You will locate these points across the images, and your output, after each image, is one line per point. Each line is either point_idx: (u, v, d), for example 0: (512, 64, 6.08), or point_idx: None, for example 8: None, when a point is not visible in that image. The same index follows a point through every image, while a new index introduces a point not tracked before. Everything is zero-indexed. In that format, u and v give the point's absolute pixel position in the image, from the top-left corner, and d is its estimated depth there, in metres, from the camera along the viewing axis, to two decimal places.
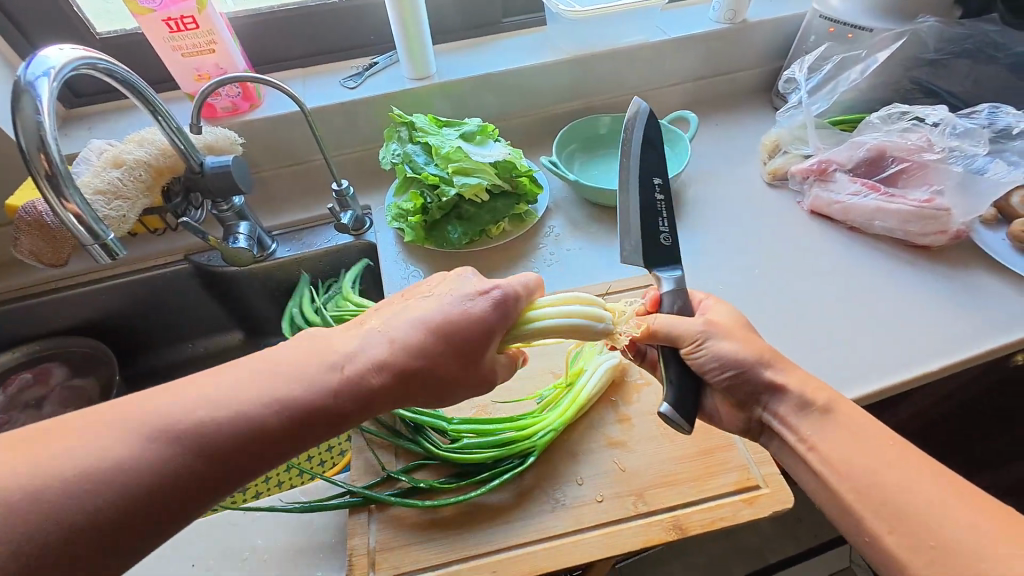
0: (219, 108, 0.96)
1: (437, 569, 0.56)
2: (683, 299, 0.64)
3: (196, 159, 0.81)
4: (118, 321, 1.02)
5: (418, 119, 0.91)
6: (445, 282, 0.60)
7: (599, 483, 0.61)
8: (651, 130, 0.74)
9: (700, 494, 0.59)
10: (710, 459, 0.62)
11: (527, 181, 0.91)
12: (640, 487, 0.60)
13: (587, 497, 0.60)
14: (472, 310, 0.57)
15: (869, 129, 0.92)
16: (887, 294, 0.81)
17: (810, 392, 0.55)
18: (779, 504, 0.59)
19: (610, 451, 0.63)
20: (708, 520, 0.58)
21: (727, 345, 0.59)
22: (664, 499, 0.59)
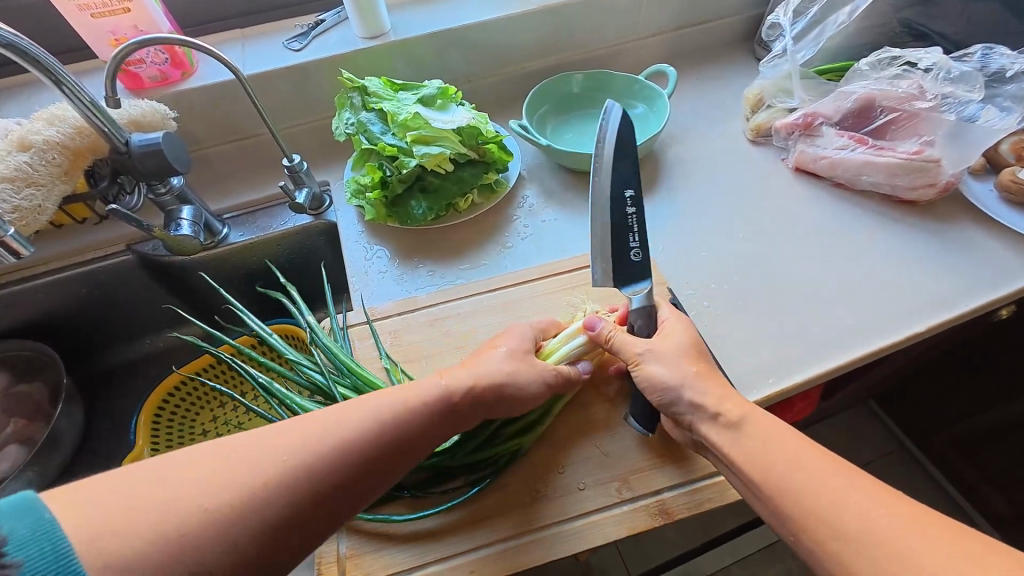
0: (146, 77, 0.86)
1: (415, 570, 0.53)
2: (646, 317, 0.63)
3: (121, 137, 0.72)
4: (62, 320, 0.94)
5: (371, 82, 0.82)
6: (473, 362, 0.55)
7: (582, 470, 0.58)
8: (625, 133, 0.68)
9: (686, 476, 0.57)
10: None
11: (496, 148, 0.84)
12: (624, 472, 0.57)
13: (569, 486, 0.57)
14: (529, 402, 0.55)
15: (857, 77, 0.87)
16: (875, 254, 0.78)
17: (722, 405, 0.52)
18: None
19: (591, 437, 0.60)
20: (693, 503, 0.56)
21: (688, 373, 0.55)
22: (647, 483, 0.56)
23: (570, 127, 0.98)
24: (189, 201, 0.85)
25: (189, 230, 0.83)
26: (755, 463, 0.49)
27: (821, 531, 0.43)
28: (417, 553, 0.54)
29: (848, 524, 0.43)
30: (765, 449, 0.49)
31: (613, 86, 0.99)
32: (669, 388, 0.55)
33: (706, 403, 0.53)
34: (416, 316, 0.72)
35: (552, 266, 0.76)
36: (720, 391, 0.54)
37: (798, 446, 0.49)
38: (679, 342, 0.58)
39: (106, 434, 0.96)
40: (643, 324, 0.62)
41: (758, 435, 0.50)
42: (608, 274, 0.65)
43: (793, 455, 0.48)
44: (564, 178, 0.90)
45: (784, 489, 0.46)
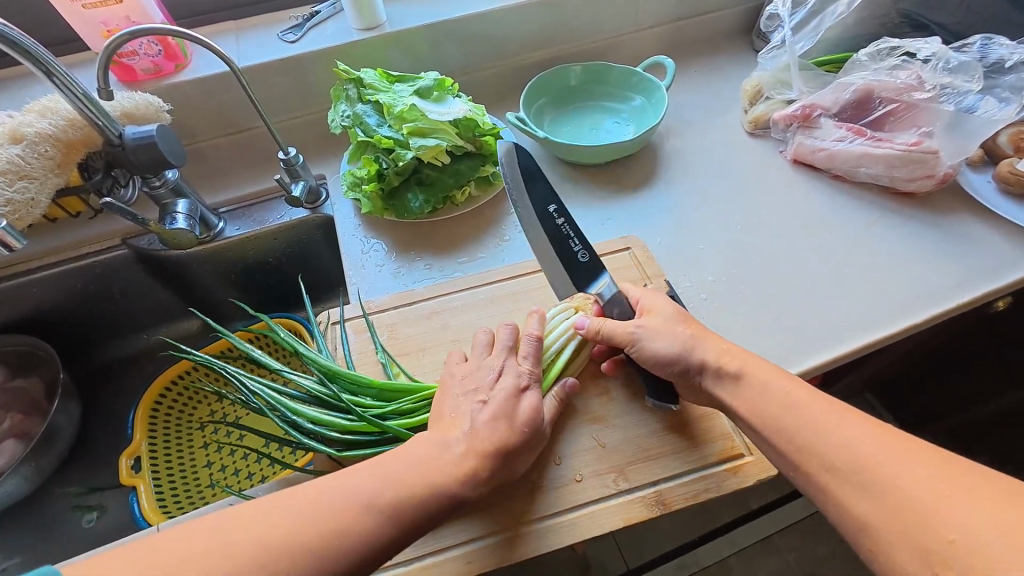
0: (139, 69, 0.85)
1: (412, 562, 0.53)
2: (620, 305, 0.65)
3: (115, 129, 0.71)
4: (59, 315, 0.94)
5: (366, 74, 0.81)
6: (484, 382, 0.55)
7: (578, 462, 0.58)
8: (527, 159, 0.71)
9: (683, 467, 0.57)
10: (694, 430, 0.59)
11: (493, 140, 0.83)
12: (621, 463, 0.57)
13: (566, 478, 0.57)
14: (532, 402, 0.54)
15: (856, 68, 0.87)
16: (872, 246, 0.78)
17: (722, 360, 0.54)
18: (763, 471, 0.57)
19: (588, 429, 0.60)
20: (690, 494, 0.56)
21: (686, 338, 0.56)
22: (645, 474, 0.57)
23: (567, 119, 0.98)
24: (184, 194, 0.84)
25: (184, 224, 0.82)
26: (770, 418, 0.50)
27: (821, 468, 0.46)
28: (417, 545, 0.54)
29: (866, 469, 0.44)
30: (782, 403, 0.50)
31: (610, 78, 0.99)
32: (675, 355, 0.56)
33: (712, 359, 0.55)
34: (412, 309, 0.72)
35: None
36: (721, 348, 0.55)
37: (808, 392, 0.50)
38: (665, 313, 0.60)
39: (104, 429, 0.96)
40: (620, 310, 0.64)
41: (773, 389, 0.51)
42: (570, 284, 0.68)
43: (810, 407, 0.49)
44: (562, 171, 0.90)
45: (790, 432, 0.49)
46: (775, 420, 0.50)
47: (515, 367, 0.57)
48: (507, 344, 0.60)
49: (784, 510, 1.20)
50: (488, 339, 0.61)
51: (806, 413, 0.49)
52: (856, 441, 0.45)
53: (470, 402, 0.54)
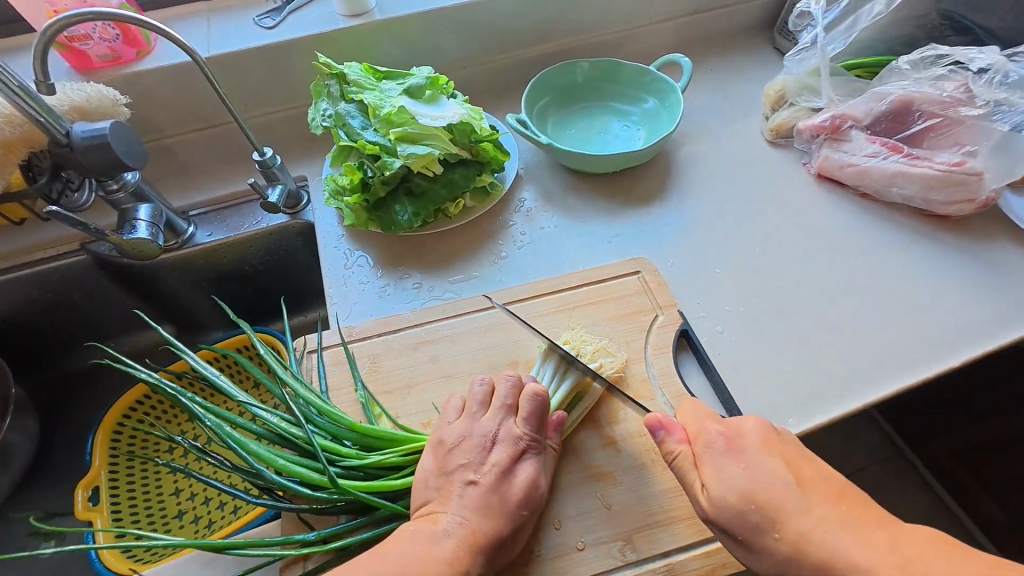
0: (94, 56, 0.76)
1: None
2: (700, 419, 0.49)
3: (61, 127, 0.63)
4: (13, 324, 0.85)
5: (351, 69, 0.72)
6: (476, 454, 0.50)
7: (581, 527, 0.51)
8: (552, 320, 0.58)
9: (698, 536, 0.51)
10: None
11: (491, 147, 0.75)
12: (628, 529, 0.51)
13: (569, 545, 0.50)
14: (524, 482, 0.49)
15: (895, 76, 0.79)
16: (904, 276, 0.71)
17: (708, 474, 0.45)
18: None
19: (593, 485, 0.54)
20: (705, 568, 0.50)
21: (688, 456, 0.48)
22: (655, 542, 0.51)
23: (572, 122, 0.90)
24: (146, 198, 0.76)
25: (146, 231, 0.74)
26: (752, 526, 0.43)
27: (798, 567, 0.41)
28: None
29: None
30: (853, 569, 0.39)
31: (622, 78, 0.90)
32: (680, 474, 0.48)
33: (704, 474, 0.46)
34: (399, 337, 0.64)
35: (551, 282, 0.68)
36: (718, 467, 0.45)
37: (770, 469, 0.44)
38: (708, 436, 0.47)
39: (63, 446, 0.89)
40: (693, 418, 0.49)
41: (837, 559, 0.40)
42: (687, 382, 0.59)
43: (796, 517, 0.42)
44: (566, 181, 0.83)
45: (756, 536, 0.43)
46: (731, 522, 0.44)
47: (511, 433, 0.51)
48: (501, 406, 0.53)
49: None
50: (484, 392, 0.54)
51: (765, 508, 0.43)
52: (812, 530, 0.41)
53: (458, 481, 0.49)
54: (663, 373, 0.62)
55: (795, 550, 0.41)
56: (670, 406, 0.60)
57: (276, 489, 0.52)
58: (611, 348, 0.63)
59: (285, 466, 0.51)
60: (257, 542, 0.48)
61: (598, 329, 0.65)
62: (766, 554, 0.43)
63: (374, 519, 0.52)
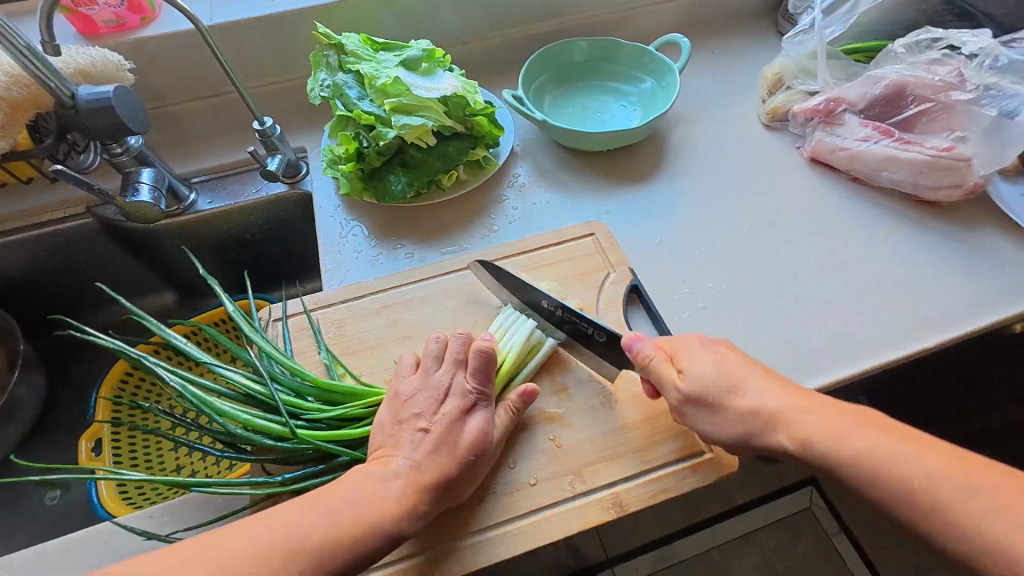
0: (100, 21, 0.77)
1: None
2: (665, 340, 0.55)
3: (67, 89, 0.65)
4: (24, 284, 0.89)
5: (349, 39, 0.73)
6: (427, 404, 0.52)
7: (533, 464, 0.54)
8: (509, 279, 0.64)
9: (639, 466, 0.54)
10: (653, 425, 0.56)
11: (486, 121, 0.76)
12: (578, 464, 0.54)
13: (522, 481, 0.53)
14: (474, 430, 0.51)
15: (890, 60, 0.79)
16: (888, 260, 0.72)
17: (682, 359, 0.52)
18: (722, 468, 0.53)
19: (543, 428, 0.56)
20: (647, 494, 0.53)
21: (664, 350, 0.54)
22: (602, 475, 0.53)
23: (569, 100, 0.90)
24: (150, 163, 0.78)
25: (149, 195, 0.77)
26: (722, 398, 0.49)
27: (763, 431, 0.48)
28: None
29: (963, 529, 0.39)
30: (853, 473, 0.44)
31: (620, 57, 0.91)
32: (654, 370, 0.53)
33: (678, 360, 0.52)
34: (363, 303, 0.66)
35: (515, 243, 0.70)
36: (689, 354, 0.52)
37: (739, 360, 0.51)
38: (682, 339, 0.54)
39: (68, 402, 0.92)
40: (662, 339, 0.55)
41: (787, 417, 0.47)
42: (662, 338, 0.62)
43: (761, 391, 0.49)
44: (560, 158, 0.84)
45: (726, 406, 0.49)
46: (700, 394, 0.50)
47: (462, 386, 0.53)
48: (455, 362, 0.55)
49: (774, 508, 1.19)
50: (438, 347, 0.56)
51: (733, 383, 0.49)
52: (774, 401, 0.48)
53: (409, 428, 0.51)
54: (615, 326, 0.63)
55: (758, 412, 0.48)
56: None
57: (241, 442, 0.55)
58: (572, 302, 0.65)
59: (251, 419, 0.54)
60: (225, 484, 0.51)
61: (561, 287, 0.66)
62: (734, 422, 0.49)
63: (333, 467, 0.55)
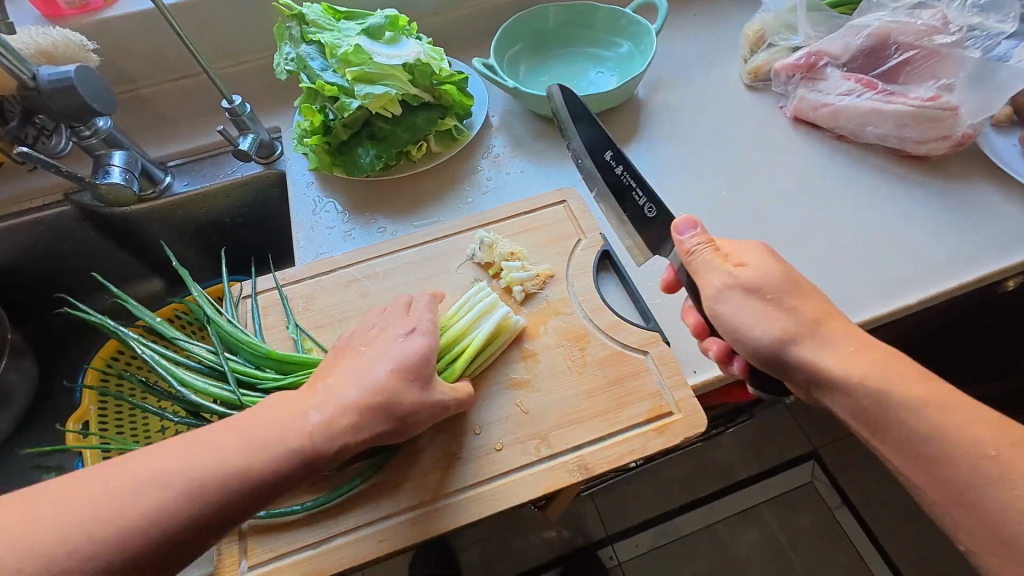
0: (63, 3, 0.77)
1: (319, 544, 0.50)
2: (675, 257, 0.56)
3: (28, 70, 0.65)
4: (9, 275, 0.90)
5: (310, 9, 0.72)
6: (364, 335, 0.52)
7: (500, 430, 0.53)
8: (575, 106, 0.66)
9: (606, 430, 0.53)
10: (621, 389, 0.55)
11: (454, 90, 0.74)
12: (544, 429, 0.53)
13: (486, 446, 0.53)
14: (415, 348, 0.50)
15: (873, 9, 0.76)
16: (871, 218, 0.70)
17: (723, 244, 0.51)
18: (692, 430, 0.53)
19: (511, 393, 0.56)
20: (614, 456, 0.52)
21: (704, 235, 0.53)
22: (569, 439, 0.53)
23: (545, 68, 0.88)
24: (121, 145, 0.78)
25: (121, 177, 0.77)
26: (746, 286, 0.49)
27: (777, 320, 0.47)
28: (324, 527, 0.50)
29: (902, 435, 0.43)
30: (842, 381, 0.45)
31: (596, 21, 0.88)
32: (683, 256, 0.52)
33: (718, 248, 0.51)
34: (332, 277, 0.66)
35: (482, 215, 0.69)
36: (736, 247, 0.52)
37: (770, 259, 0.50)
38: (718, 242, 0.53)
39: (61, 390, 0.93)
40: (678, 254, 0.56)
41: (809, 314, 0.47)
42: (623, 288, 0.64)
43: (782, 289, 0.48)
44: (535, 127, 0.82)
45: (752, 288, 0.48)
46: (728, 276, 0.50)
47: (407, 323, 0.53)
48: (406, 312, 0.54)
49: (780, 479, 1.20)
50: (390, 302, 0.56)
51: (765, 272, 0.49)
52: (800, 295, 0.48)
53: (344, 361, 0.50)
54: (585, 290, 0.62)
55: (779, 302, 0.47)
56: (590, 320, 0.60)
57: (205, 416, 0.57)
58: (543, 267, 0.64)
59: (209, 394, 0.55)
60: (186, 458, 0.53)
61: (529, 254, 0.65)
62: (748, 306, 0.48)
63: None
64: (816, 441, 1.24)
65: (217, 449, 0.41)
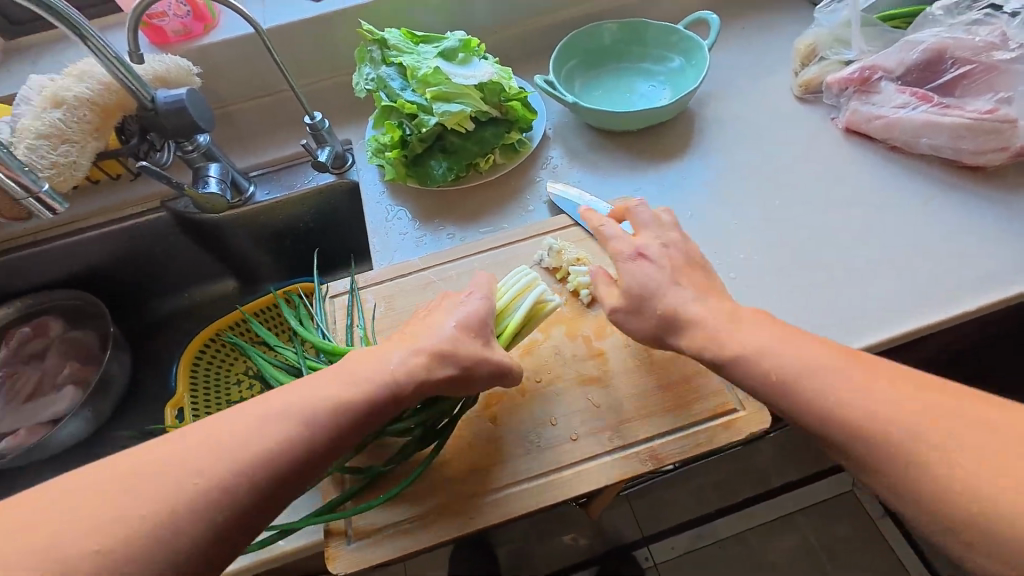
0: (170, 31, 0.86)
1: (414, 520, 0.55)
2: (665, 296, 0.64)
3: (147, 93, 0.73)
4: (109, 274, 1.00)
5: (391, 34, 0.78)
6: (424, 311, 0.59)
7: (573, 421, 0.58)
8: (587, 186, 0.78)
9: (674, 424, 0.57)
10: (687, 387, 0.59)
11: (520, 106, 0.80)
12: (615, 422, 0.58)
13: (561, 437, 0.57)
14: (474, 307, 0.57)
15: (930, 24, 0.79)
16: (925, 227, 0.72)
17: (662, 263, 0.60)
18: (756, 425, 0.57)
19: (582, 389, 0.60)
20: (683, 448, 0.56)
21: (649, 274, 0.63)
22: (639, 432, 0.57)
23: (599, 83, 0.93)
24: (216, 158, 0.86)
25: (217, 187, 0.85)
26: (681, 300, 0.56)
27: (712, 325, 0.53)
28: (417, 504, 0.55)
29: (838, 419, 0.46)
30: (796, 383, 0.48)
31: (649, 38, 0.92)
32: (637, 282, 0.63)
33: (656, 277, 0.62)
34: (409, 280, 0.72)
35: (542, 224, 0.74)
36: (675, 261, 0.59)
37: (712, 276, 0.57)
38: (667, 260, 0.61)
39: (150, 378, 1.02)
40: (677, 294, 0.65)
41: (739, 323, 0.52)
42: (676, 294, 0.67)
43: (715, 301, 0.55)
44: (590, 140, 0.87)
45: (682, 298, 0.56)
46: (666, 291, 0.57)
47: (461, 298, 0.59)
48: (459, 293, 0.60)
49: (807, 490, 1.21)
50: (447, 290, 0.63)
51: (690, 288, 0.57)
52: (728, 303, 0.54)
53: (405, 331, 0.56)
54: None
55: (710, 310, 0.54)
56: None
57: None
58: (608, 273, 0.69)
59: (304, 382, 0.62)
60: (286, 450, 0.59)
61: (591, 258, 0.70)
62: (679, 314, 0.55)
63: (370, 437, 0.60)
64: None
65: (291, 402, 0.46)
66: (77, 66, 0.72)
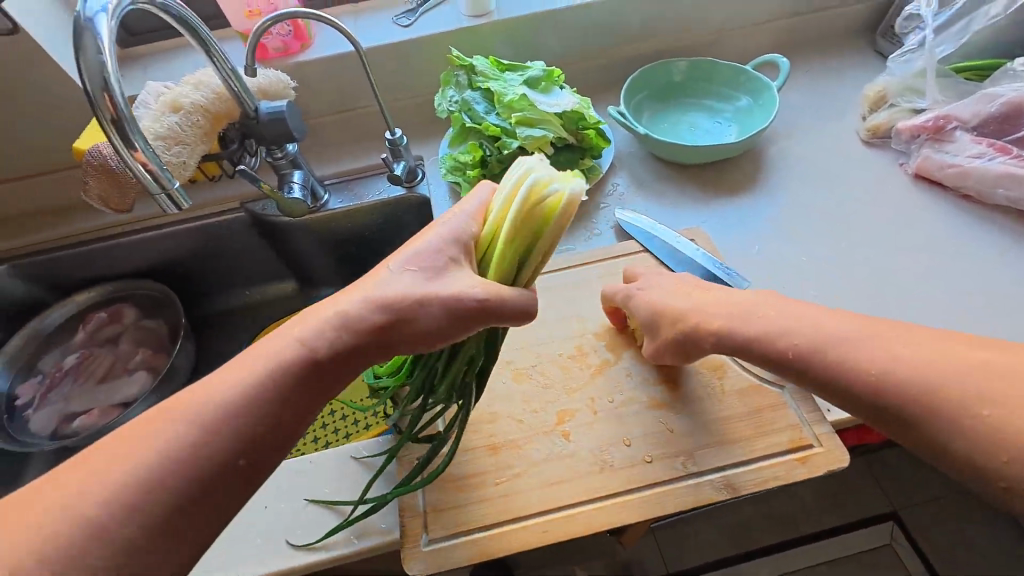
0: (271, 48, 0.93)
1: (488, 529, 0.56)
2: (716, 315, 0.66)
3: (251, 104, 0.79)
4: (184, 266, 1.05)
5: (479, 62, 0.83)
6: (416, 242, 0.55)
7: (648, 443, 0.59)
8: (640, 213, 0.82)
9: (750, 455, 0.58)
10: (761, 418, 0.60)
11: (594, 134, 0.83)
12: (689, 447, 0.59)
13: (637, 458, 0.58)
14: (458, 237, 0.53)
15: (1010, 78, 0.81)
16: (999, 276, 0.72)
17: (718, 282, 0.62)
18: (834, 462, 0.57)
19: (656, 413, 0.61)
20: (759, 480, 0.57)
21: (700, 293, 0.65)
22: (714, 459, 0.58)
23: (667, 116, 0.96)
24: (300, 166, 0.91)
25: (300, 193, 0.90)
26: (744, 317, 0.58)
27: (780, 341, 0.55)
28: (493, 514, 0.56)
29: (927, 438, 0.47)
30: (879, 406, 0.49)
31: (717, 77, 0.96)
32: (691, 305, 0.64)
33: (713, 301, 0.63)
34: None
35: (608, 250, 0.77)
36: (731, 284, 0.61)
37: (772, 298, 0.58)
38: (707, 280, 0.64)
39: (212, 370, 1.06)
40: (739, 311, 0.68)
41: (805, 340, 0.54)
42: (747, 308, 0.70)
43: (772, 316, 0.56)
44: (656, 170, 0.90)
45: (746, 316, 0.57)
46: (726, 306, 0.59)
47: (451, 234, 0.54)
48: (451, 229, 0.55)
49: (841, 540, 1.17)
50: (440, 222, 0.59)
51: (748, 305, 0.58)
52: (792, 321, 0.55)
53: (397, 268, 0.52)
54: None
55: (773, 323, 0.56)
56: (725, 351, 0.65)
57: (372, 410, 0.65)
58: None
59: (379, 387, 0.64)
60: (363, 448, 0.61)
61: None
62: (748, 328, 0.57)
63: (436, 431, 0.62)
64: (897, 501, 1.20)
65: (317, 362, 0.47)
66: (196, 76, 0.78)
